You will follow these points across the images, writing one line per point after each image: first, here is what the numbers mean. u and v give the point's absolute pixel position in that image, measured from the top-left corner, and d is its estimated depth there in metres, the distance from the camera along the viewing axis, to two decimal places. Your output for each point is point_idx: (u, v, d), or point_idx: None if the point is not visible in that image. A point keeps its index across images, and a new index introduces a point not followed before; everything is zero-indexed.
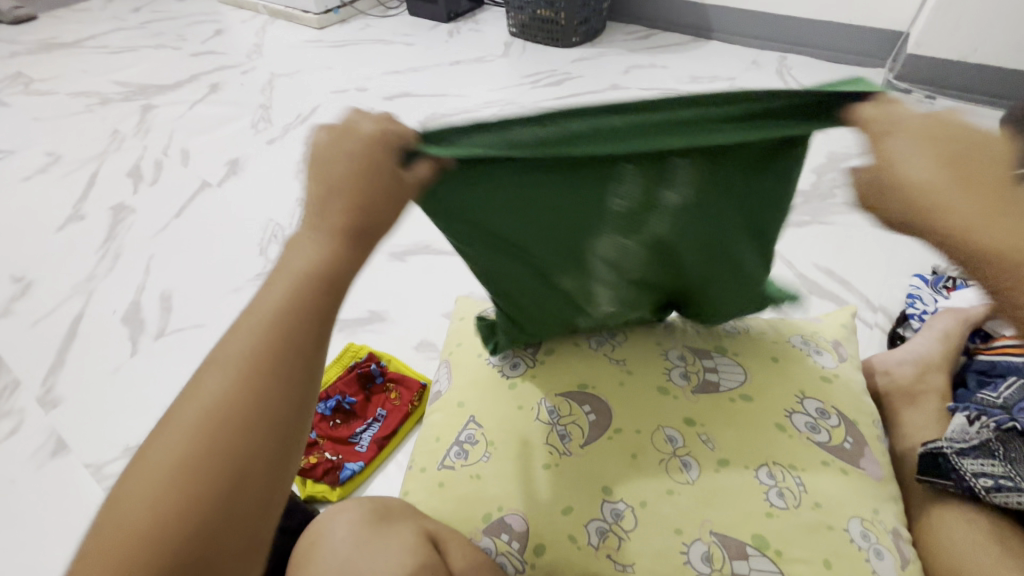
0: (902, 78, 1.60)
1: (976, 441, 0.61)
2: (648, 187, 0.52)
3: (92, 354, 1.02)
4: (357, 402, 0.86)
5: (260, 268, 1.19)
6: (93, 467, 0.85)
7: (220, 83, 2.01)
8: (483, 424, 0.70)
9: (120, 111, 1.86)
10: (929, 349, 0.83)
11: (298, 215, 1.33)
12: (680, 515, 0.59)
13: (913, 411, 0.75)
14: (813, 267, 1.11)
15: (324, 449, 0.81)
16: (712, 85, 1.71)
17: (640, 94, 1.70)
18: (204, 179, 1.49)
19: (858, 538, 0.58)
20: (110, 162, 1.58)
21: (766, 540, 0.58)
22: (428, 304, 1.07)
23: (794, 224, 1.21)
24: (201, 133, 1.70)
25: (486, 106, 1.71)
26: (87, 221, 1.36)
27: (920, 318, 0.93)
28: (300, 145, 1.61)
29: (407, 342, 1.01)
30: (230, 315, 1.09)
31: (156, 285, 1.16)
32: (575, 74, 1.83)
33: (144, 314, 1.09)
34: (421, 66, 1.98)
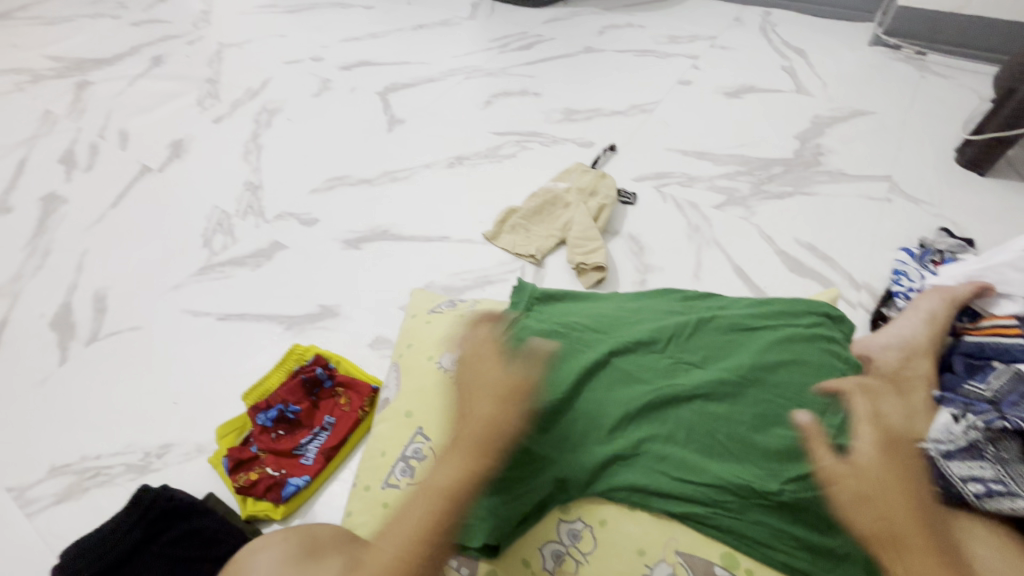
0: (892, 34, 1.50)
1: (963, 441, 0.58)
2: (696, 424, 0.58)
3: (18, 363, 0.94)
4: (301, 410, 0.79)
5: (203, 262, 1.10)
6: (16, 491, 0.78)
7: (164, 56, 1.85)
8: (433, 436, 0.64)
9: (52, 89, 1.71)
10: (913, 332, 0.77)
11: (245, 200, 1.23)
12: (641, 533, 0.54)
13: (899, 402, 0.70)
14: (795, 243, 1.05)
15: (267, 464, 0.75)
16: (691, 46, 1.60)
17: (615, 57, 1.59)
18: (144, 163, 1.37)
19: (844, 548, 0.53)
20: (41, 147, 1.45)
21: (736, 558, 0.53)
22: (383, 297, 1.00)
23: (775, 195, 1.14)
24: (142, 112, 1.56)
25: (450, 74, 1.59)
26: (15, 213, 1.25)
27: (905, 297, 0.89)
28: (250, 123, 1.49)
29: (362, 339, 0.94)
30: (169, 315, 1.00)
31: (89, 284, 1.07)
32: (546, 36, 1.70)
33: (74, 316, 1.00)
34: (381, 32, 1.84)
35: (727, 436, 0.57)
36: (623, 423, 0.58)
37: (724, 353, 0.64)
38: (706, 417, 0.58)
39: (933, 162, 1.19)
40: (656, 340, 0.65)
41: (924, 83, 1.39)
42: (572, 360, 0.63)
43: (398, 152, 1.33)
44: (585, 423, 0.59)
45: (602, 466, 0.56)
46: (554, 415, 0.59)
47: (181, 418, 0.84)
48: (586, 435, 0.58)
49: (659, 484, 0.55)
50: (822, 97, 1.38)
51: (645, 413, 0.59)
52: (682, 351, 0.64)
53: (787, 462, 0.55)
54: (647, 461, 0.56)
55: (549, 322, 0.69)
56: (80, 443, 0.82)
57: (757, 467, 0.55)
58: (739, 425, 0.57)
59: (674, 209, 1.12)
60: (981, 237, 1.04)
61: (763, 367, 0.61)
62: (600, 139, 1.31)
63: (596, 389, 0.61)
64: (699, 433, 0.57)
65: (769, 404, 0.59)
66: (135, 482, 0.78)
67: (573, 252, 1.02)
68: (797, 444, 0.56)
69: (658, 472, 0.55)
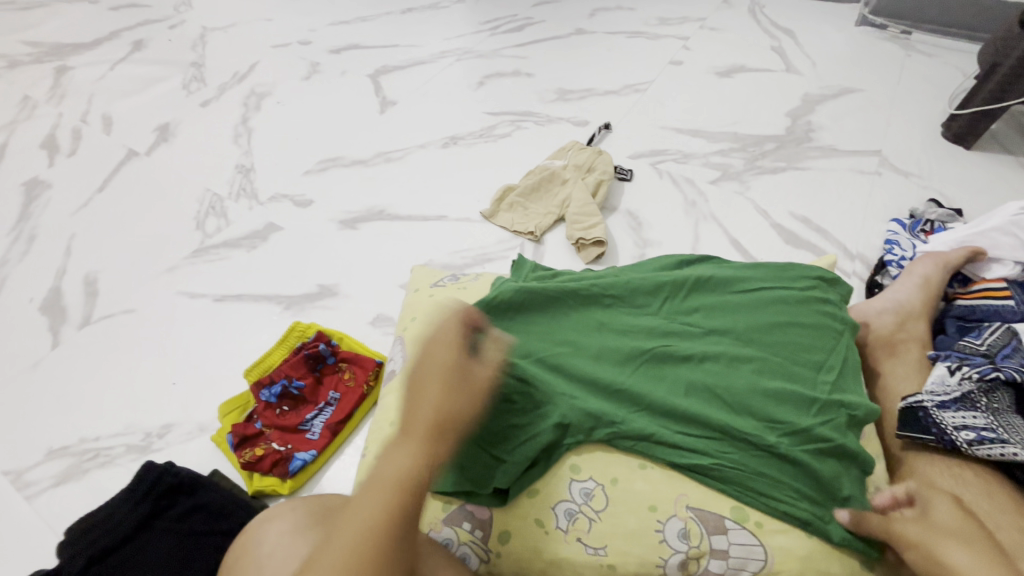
0: (878, 13, 1.52)
1: (957, 393, 0.60)
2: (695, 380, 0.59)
3: (8, 348, 0.92)
4: (306, 386, 0.78)
5: (197, 244, 1.08)
6: (14, 474, 0.76)
7: (145, 40, 1.80)
8: None
9: (29, 74, 1.66)
10: (908, 296, 0.79)
11: (237, 183, 1.21)
12: (652, 490, 0.55)
13: (895, 362, 0.72)
14: (789, 216, 1.06)
15: (273, 439, 0.74)
16: (681, 27, 1.61)
17: (607, 38, 1.59)
18: (130, 148, 1.34)
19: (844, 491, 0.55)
20: (22, 132, 1.41)
21: (746, 511, 0.54)
22: (383, 276, 1.00)
23: (769, 171, 1.15)
24: (125, 96, 1.53)
25: (441, 56, 1.58)
26: None
27: (898, 265, 0.91)
28: (239, 106, 1.46)
29: (363, 317, 0.94)
30: (164, 297, 0.98)
31: (79, 268, 1.04)
32: (537, 18, 1.69)
33: (66, 300, 0.98)
34: (370, 15, 1.81)
35: (724, 391, 0.58)
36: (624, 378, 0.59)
37: (721, 311, 0.65)
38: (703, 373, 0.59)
39: (921, 137, 1.21)
40: (652, 304, 0.66)
41: (910, 62, 1.42)
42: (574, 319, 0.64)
43: (391, 133, 1.32)
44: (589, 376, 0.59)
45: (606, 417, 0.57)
46: (556, 369, 0.60)
47: (182, 398, 0.83)
48: (590, 388, 0.58)
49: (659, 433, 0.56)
50: (812, 75, 1.40)
51: (643, 373, 0.60)
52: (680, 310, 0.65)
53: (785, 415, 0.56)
54: (648, 416, 0.57)
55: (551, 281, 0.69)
56: (79, 426, 0.80)
57: (755, 419, 0.56)
58: (736, 380, 0.58)
59: (670, 185, 1.13)
60: (968, 207, 1.07)
61: (757, 328, 0.63)
62: (595, 118, 1.31)
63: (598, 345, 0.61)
64: (697, 389, 0.58)
65: (764, 361, 0.60)
66: (137, 461, 0.77)
67: (572, 228, 1.02)
68: (794, 398, 0.57)
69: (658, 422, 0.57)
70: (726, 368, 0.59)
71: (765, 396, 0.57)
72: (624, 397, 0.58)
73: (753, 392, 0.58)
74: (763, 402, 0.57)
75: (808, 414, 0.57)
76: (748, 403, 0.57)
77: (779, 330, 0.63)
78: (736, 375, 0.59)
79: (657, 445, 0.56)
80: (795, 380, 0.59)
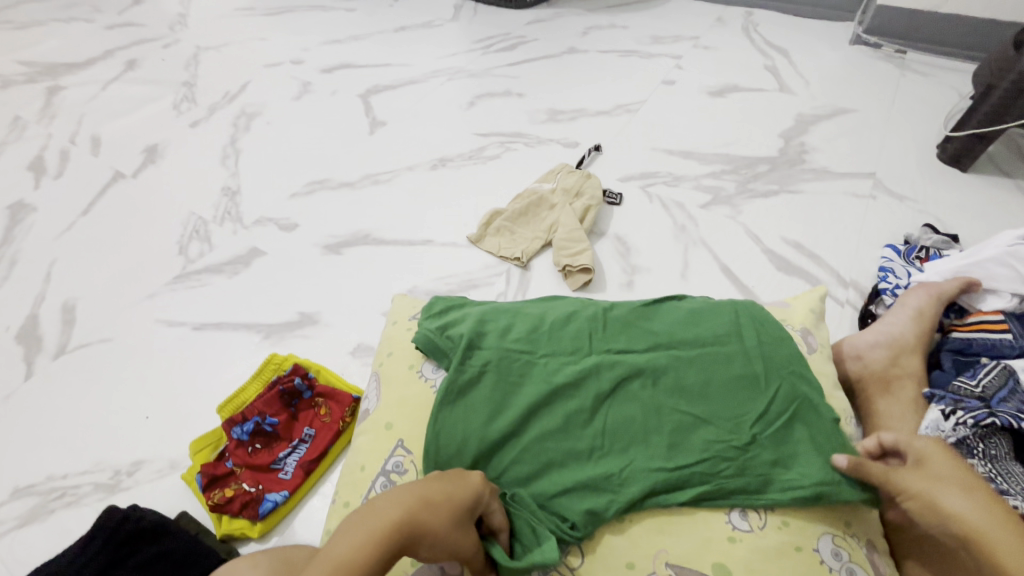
0: (872, 33, 1.51)
1: (953, 438, 0.62)
2: (666, 460, 0.57)
3: None
4: (279, 423, 0.76)
5: (179, 270, 1.06)
6: None
7: (138, 59, 1.80)
8: (413, 449, 0.62)
9: (21, 94, 1.66)
10: (903, 330, 0.76)
11: (223, 206, 1.20)
12: (631, 547, 0.54)
13: (889, 401, 0.70)
14: (782, 241, 1.04)
15: (243, 479, 0.72)
16: (674, 45, 1.60)
17: (599, 57, 1.58)
18: (117, 169, 1.33)
19: (759, 457, 0.57)
20: (10, 153, 1.41)
21: (728, 569, 0.52)
22: (366, 305, 0.98)
23: (760, 194, 1.14)
24: (115, 117, 1.52)
25: (433, 76, 1.57)
26: None
27: (892, 293, 0.89)
28: (227, 127, 1.45)
29: (343, 346, 0.92)
30: (142, 325, 0.96)
31: (57, 294, 1.03)
32: (529, 37, 1.69)
33: (41, 328, 0.96)
34: (363, 34, 1.81)
35: (684, 429, 0.58)
36: (617, 423, 0.59)
37: (635, 329, 0.67)
38: (683, 429, 0.59)
39: (916, 159, 1.19)
40: (607, 382, 0.61)
41: (904, 82, 1.40)
42: (528, 404, 0.60)
43: (379, 154, 1.31)
44: (572, 446, 0.58)
45: (606, 506, 0.55)
46: (558, 470, 0.57)
47: (153, 434, 0.81)
48: (584, 439, 0.59)
49: (657, 486, 0.56)
50: (805, 95, 1.38)
51: (628, 449, 0.58)
52: (601, 343, 0.65)
53: (767, 446, 0.57)
54: (636, 470, 0.56)
55: (511, 358, 0.63)
56: (48, 463, 0.78)
57: (695, 457, 0.57)
58: (706, 429, 0.58)
59: (660, 209, 1.11)
60: (965, 232, 1.05)
61: (661, 329, 0.66)
62: (585, 140, 1.30)
63: (557, 383, 0.61)
64: (674, 442, 0.58)
65: (728, 408, 0.60)
66: (105, 501, 0.74)
67: (559, 255, 1.01)
68: (746, 418, 0.59)
69: (654, 478, 0.56)
70: (688, 410, 0.60)
71: (712, 459, 0.57)
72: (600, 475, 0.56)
73: (708, 444, 0.57)
74: (707, 448, 0.57)
75: (749, 429, 0.58)
76: (709, 439, 0.58)
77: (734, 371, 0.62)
78: (707, 430, 0.58)
79: (600, 484, 0.56)
80: (753, 410, 0.59)
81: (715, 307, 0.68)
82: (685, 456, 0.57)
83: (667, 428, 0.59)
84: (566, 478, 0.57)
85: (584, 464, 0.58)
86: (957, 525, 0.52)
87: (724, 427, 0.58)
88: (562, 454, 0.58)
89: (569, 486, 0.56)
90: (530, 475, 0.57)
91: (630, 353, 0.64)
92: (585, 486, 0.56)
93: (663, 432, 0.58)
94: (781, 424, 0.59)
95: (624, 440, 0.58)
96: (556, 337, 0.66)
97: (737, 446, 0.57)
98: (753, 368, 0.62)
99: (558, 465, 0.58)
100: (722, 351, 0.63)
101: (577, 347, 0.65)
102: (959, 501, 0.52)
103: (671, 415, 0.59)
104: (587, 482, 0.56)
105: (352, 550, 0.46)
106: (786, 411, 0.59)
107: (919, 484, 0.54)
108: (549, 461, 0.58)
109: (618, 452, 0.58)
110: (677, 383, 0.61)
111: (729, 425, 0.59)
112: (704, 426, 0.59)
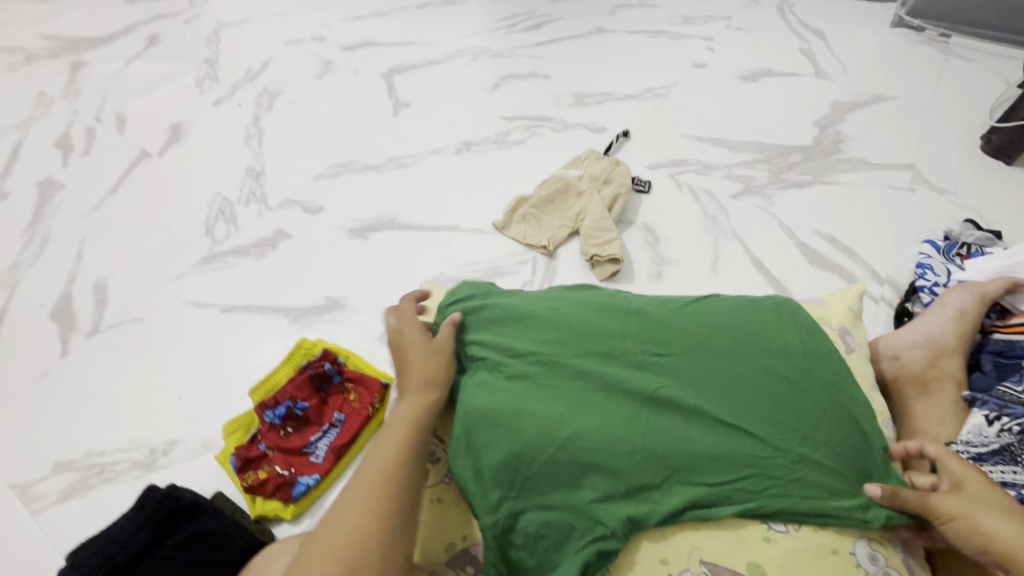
0: (915, 15, 1.44)
1: (995, 445, 0.61)
2: (709, 474, 0.57)
3: (17, 356, 0.92)
4: (310, 407, 0.77)
5: (206, 251, 1.07)
6: (21, 488, 0.77)
7: (160, 34, 1.78)
8: (446, 439, 0.65)
9: (46, 69, 1.66)
10: (942, 330, 0.74)
11: (248, 187, 1.20)
12: (663, 541, 0.55)
13: (928, 403, 0.68)
14: (815, 234, 1.02)
15: (276, 462, 0.74)
16: (705, 27, 1.54)
17: (627, 38, 1.53)
18: (142, 148, 1.33)
19: (800, 472, 0.57)
20: (37, 130, 1.41)
21: (762, 569, 0.53)
22: (393, 291, 0.98)
23: (794, 184, 1.11)
24: (139, 94, 1.51)
25: (456, 56, 1.53)
26: (11, 199, 1.21)
27: (929, 291, 0.87)
28: (250, 106, 1.44)
29: (370, 332, 0.92)
30: (172, 306, 0.97)
31: (88, 273, 1.04)
32: (555, 16, 1.64)
33: (75, 307, 0.98)
34: (384, 10, 1.77)
35: (725, 440, 0.58)
36: (658, 432, 0.58)
37: (668, 331, 0.66)
38: (724, 440, 0.58)
39: (958, 150, 1.15)
40: (644, 391, 0.61)
41: (947, 68, 1.35)
42: (563, 409, 0.59)
43: (403, 137, 1.29)
44: (611, 454, 0.57)
45: (646, 514, 0.55)
46: (598, 478, 0.56)
47: (187, 414, 0.83)
48: (623, 446, 0.58)
49: (696, 500, 0.56)
50: (842, 81, 1.33)
51: (668, 459, 0.57)
52: (636, 346, 0.64)
53: (813, 465, 0.57)
54: (676, 482, 0.56)
55: (544, 362, 0.63)
56: (86, 439, 0.81)
57: (737, 473, 0.57)
58: (747, 443, 0.58)
59: (689, 199, 1.09)
60: (1008, 228, 1.01)
61: (698, 332, 0.65)
62: (613, 124, 1.27)
63: (590, 389, 0.61)
64: (716, 454, 0.57)
65: (769, 420, 0.59)
66: (142, 478, 0.77)
67: (587, 244, 0.99)
68: (787, 432, 0.59)
69: (695, 493, 0.56)
70: (729, 421, 0.59)
71: (752, 473, 0.57)
72: (640, 485, 0.56)
73: (750, 458, 0.57)
74: (749, 464, 0.57)
75: (790, 445, 0.58)
76: (750, 453, 0.57)
77: (770, 378, 0.61)
78: (748, 444, 0.58)
79: (640, 494, 0.56)
80: (793, 424, 0.59)
81: (750, 310, 0.67)
82: (727, 470, 0.57)
83: (707, 440, 0.58)
84: (606, 488, 0.56)
85: (626, 474, 0.56)
86: (993, 548, 0.51)
87: (765, 442, 0.58)
88: (605, 463, 0.56)
89: (607, 494, 0.56)
90: (567, 482, 0.56)
91: (664, 359, 0.63)
92: (623, 494, 0.56)
93: (703, 443, 0.58)
94: (823, 440, 0.58)
95: (665, 450, 0.58)
96: (589, 338, 0.65)
97: (778, 463, 0.57)
98: (795, 381, 0.61)
99: (597, 474, 0.56)
100: (759, 360, 0.63)
101: (610, 349, 0.64)
102: (999, 524, 0.51)
103: (711, 428, 0.59)
104: (626, 491, 0.56)
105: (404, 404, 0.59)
106: (824, 423, 0.59)
107: (955, 508, 0.53)
108: (590, 467, 0.56)
109: (658, 461, 0.57)
110: (716, 393, 0.61)
111: (771, 440, 0.58)
112: (745, 440, 0.58)
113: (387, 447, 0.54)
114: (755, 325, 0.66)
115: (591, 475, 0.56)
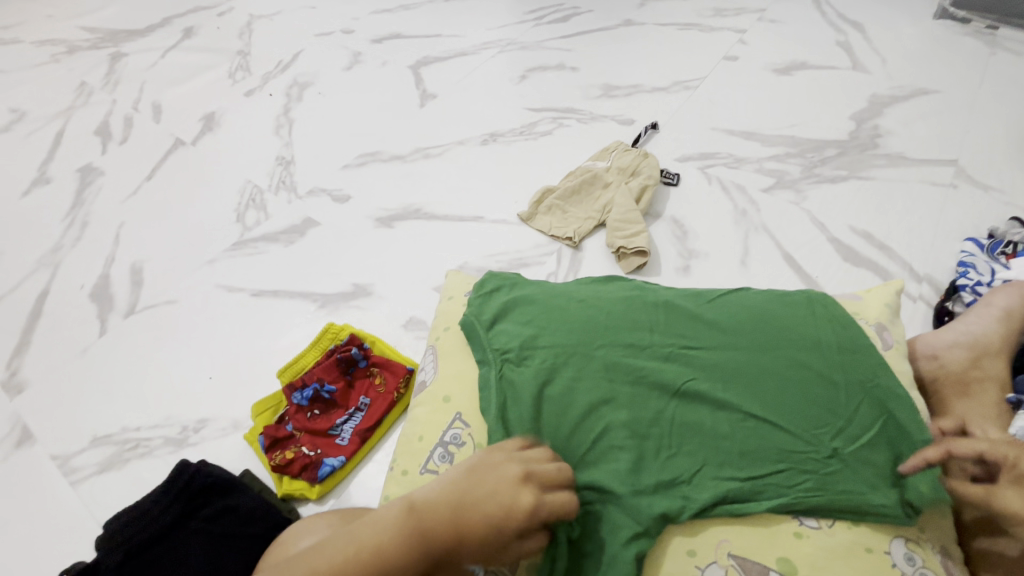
0: (960, 6, 1.38)
1: None
2: (738, 468, 0.56)
3: (58, 333, 0.95)
4: (336, 390, 0.78)
5: (237, 237, 1.09)
6: (60, 460, 0.80)
7: (194, 27, 1.82)
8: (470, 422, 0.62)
9: (87, 60, 1.71)
10: (985, 330, 0.72)
11: (278, 175, 1.22)
12: (691, 534, 0.54)
13: (968, 404, 0.65)
14: (850, 230, 0.99)
15: (302, 443, 0.75)
16: (738, 19, 1.51)
17: (656, 31, 1.51)
18: (177, 136, 1.36)
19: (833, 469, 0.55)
20: (78, 118, 1.46)
21: (794, 565, 0.52)
22: (418, 279, 0.98)
23: (828, 179, 1.08)
24: (174, 85, 1.55)
25: (483, 48, 1.53)
26: (54, 184, 1.26)
27: (972, 291, 0.84)
28: (281, 97, 1.46)
29: (395, 319, 0.93)
30: (204, 289, 1.00)
31: (125, 256, 1.07)
32: (584, 8, 1.62)
33: (113, 288, 1.01)
34: (413, 3, 1.77)
35: (755, 435, 0.57)
36: (685, 426, 0.58)
37: (697, 325, 0.65)
38: (753, 435, 0.57)
39: (1005, 146, 1.10)
40: (671, 385, 0.60)
41: (993, 61, 1.29)
42: (589, 402, 0.59)
43: (430, 128, 1.30)
44: (638, 446, 0.57)
45: (679, 511, 0.54)
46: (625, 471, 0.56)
47: (217, 394, 0.85)
48: (650, 441, 0.57)
49: (727, 494, 0.55)
50: (881, 74, 1.29)
51: (696, 454, 0.57)
52: (662, 339, 0.64)
53: (847, 463, 0.56)
54: (705, 477, 0.56)
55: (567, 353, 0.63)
56: (121, 415, 0.83)
57: (768, 468, 0.56)
58: (778, 438, 0.57)
59: (719, 192, 1.07)
60: None
61: (726, 325, 0.64)
62: (641, 117, 1.25)
63: (617, 383, 0.61)
64: (745, 449, 0.56)
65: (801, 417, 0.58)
66: (174, 454, 0.79)
67: (613, 236, 0.98)
68: (821, 429, 0.57)
69: (725, 487, 0.55)
70: (759, 416, 0.58)
71: (785, 470, 0.55)
72: (669, 480, 0.55)
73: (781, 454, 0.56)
74: (780, 460, 0.56)
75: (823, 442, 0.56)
76: (781, 449, 0.56)
77: (801, 374, 0.60)
78: (779, 439, 0.57)
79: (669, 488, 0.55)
80: (828, 421, 0.57)
81: (783, 305, 0.66)
82: (758, 466, 0.56)
83: (736, 434, 0.57)
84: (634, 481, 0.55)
85: (654, 468, 0.56)
86: None
87: (797, 438, 0.57)
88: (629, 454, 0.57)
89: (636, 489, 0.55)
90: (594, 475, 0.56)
91: (691, 352, 0.62)
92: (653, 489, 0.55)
93: (732, 438, 0.57)
94: (858, 437, 0.57)
95: (692, 443, 0.57)
96: (613, 329, 0.64)
97: (811, 460, 0.56)
98: (829, 376, 0.60)
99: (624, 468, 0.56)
100: (789, 354, 0.61)
101: (636, 341, 0.64)
102: None
103: (739, 423, 0.58)
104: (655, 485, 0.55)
105: (434, 499, 0.50)
106: (858, 420, 0.58)
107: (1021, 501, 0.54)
108: (616, 460, 0.56)
109: (686, 456, 0.57)
110: (744, 387, 0.60)
111: (802, 436, 0.57)
112: (777, 436, 0.57)
113: (384, 534, 0.49)
114: (786, 320, 0.64)
115: (618, 467, 0.56)
